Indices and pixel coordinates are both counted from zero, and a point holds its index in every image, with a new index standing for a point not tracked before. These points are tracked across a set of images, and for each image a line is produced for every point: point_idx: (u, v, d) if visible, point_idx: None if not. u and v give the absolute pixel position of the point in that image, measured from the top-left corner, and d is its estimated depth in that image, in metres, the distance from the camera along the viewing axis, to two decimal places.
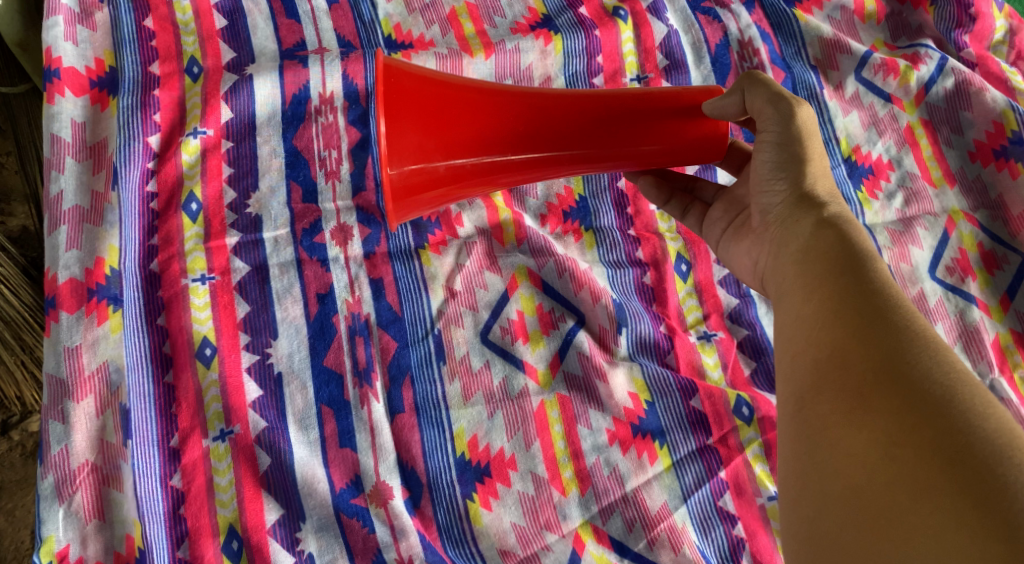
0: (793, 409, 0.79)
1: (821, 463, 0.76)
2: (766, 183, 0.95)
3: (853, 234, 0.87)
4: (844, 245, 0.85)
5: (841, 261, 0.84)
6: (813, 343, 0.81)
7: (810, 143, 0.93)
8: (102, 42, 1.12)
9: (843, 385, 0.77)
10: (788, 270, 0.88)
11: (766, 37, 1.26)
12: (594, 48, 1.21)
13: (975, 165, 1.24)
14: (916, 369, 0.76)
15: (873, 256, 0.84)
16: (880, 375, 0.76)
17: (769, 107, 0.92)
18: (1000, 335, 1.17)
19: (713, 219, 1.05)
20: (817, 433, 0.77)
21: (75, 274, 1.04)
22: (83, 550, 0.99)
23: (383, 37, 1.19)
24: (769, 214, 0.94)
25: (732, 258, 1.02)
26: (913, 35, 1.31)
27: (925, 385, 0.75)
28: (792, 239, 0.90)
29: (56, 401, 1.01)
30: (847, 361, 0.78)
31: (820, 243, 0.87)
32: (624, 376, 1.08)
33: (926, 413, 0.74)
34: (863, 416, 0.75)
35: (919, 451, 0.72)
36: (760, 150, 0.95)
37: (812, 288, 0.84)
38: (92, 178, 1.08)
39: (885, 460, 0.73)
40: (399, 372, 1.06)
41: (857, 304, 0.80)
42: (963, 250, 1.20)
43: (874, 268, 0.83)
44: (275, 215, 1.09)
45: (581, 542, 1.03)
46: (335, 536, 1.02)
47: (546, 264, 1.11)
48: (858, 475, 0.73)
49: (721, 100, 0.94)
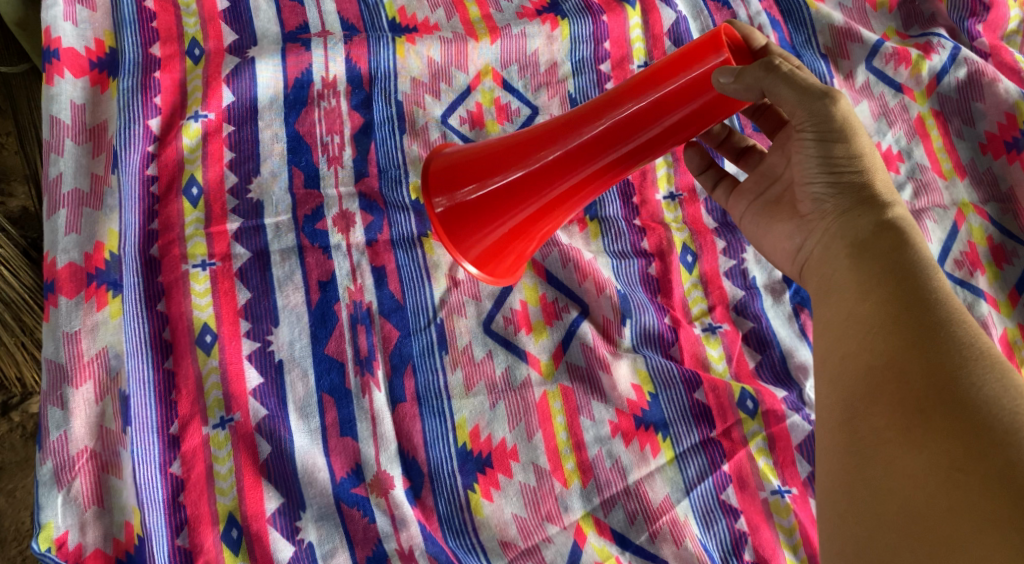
0: (845, 418, 0.80)
1: (875, 482, 0.76)
2: (812, 176, 0.93)
3: (914, 240, 0.86)
4: (900, 251, 0.85)
5: (900, 270, 0.84)
6: (867, 352, 0.81)
7: (857, 136, 0.90)
8: (102, 22, 1.10)
9: (901, 400, 0.77)
10: (839, 267, 0.88)
11: (776, 25, 1.25)
12: (601, 34, 1.20)
13: (986, 158, 1.22)
14: (980, 392, 0.76)
15: (932, 266, 0.85)
16: (941, 394, 0.76)
17: (802, 109, 0.88)
18: (1008, 330, 1.16)
19: (743, 191, 1.04)
20: (872, 447, 0.77)
21: (74, 259, 1.03)
22: (82, 536, 0.98)
23: (387, 21, 1.17)
24: (819, 208, 0.93)
25: (763, 236, 1.02)
26: (926, 24, 1.28)
27: (989, 410, 0.75)
28: (844, 236, 0.90)
29: (55, 387, 1.00)
30: (905, 375, 0.78)
31: (877, 243, 0.87)
32: (627, 367, 1.07)
33: (990, 440, 0.74)
34: (923, 435, 0.75)
35: (982, 479, 0.72)
36: (801, 138, 0.91)
37: (866, 289, 0.84)
38: (92, 161, 1.07)
39: (946, 484, 0.73)
40: (401, 361, 1.05)
41: (918, 317, 0.81)
42: (972, 243, 1.18)
43: (933, 278, 0.84)
44: (277, 201, 1.08)
45: (583, 534, 1.02)
46: (336, 526, 1.01)
47: (550, 254, 1.10)
48: (916, 498, 0.74)
49: (740, 88, 0.85)
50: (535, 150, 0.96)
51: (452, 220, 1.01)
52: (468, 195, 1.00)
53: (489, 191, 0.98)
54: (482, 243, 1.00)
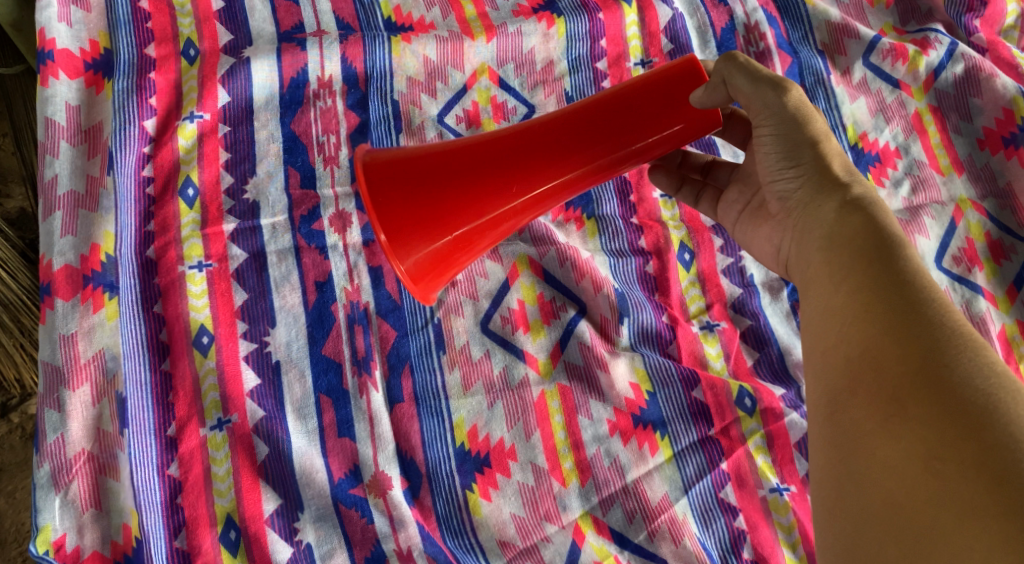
0: (827, 411, 0.79)
1: (859, 475, 0.76)
2: (775, 172, 0.92)
3: (883, 220, 0.85)
4: (872, 233, 0.84)
5: (872, 253, 0.83)
6: (843, 343, 0.80)
7: (814, 123, 0.90)
8: (96, 23, 1.10)
9: (878, 389, 0.76)
10: (814, 257, 0.87)
11: (773, 21, 1.24)
12: (598, 32, 1.19)
13: (984, 153, 1.22)
14: (954, 374, 0.75)
15: (904, 244, 0.83)
16: (916, 381, 0.75)
17: (761, 102, 0.89)
18: (1007, 326, 1.15)
19: (728, 201, 1.04)
20: (853, 440, 0.76)
21: (70, 261, 1.03)
22: (80, 539, 0.98)
23: (383, 20, 1.17)
24: (787, 200, 0.92)
25: (752, 242, 1.01)
26: (923, 19, 1.28)
27: (964, 393, 0.74)
28: (814, 223, 0.88)
29: (52, 389, 0.99)
30: (881, 363, 0.77)
31: (848, 227, 0.85)
32: (625, 365, 1.07)
33: (966, 425, 0.73)
34: (901, 425, 0.74)
35: (960, 467, 0.72)
36: (760, 138, 0.92)
37: (840, 277, 0.83)
38: (88, 163, 1.07)
39: (924, 474, 0.73)
40: (399, 361, 1.05)
41: (891, 300, 0.79)
42: (970, 239, 1.18)
43: (905, 257, 0.82)
44: (273, 202, 1.08)
45: (581, 533, 1.02)
46: (334, 527, 1.01)
47: (547, 253, 1.09)
48: (898, 490, 0.73)
49: (707, 92, 0.88)
50: (499, 157, 0.92)
51: (392, 218, 0.91)
52: (412, 193, 0.91)
53: (442, 193, 0.91)
54: (423, 250, 0.92)
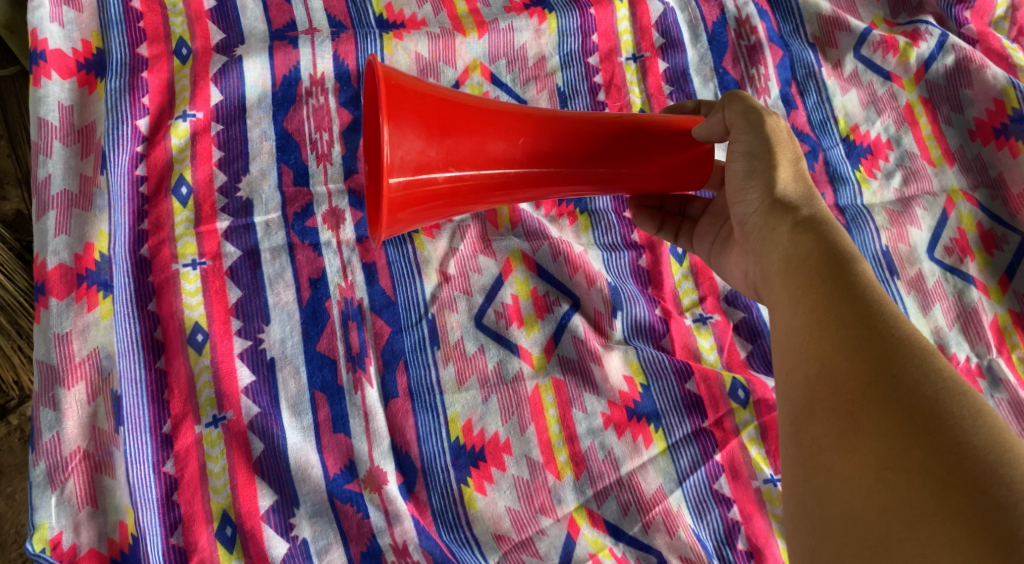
0: (791, 430, 0.78)
1: (819, 490, 0.74)
2: (739, 193, 0.93)
3: (833, 235, 0.85)
4: (824, 248, 0.84)
5: (824, 270, 0.82)
6: (801, 362, 0.79)
7: (784, 152, 0.91)
8: (88, 23, 1.10)
9: (833, 405, 0.76)
10: (774, 279, 0.87)
11: (764, 15, 1.24)
12: (589, 27, 1.20)
13: (975, 144, 1.22)
14: (904, 382, 0.74)
15: (855, 257, 0.83)
16: (868, 393, 0.75)
17: (741, 120, 0.91)
18: (999, 316, 1.16)
19: (700, 235, 1.05)
20: (812, 457, 0.75)
21: (64, 260, 1.03)
22: (77, 537, 0.98)
23: (375, 17, 1.17)
24: (746, 224, 0.93)
25: (723, 273, 1.02)
26: (914, 11, 1.28)
27: (912, 400, 0.74)
28: (772, 247, 0.88)
29: (47, 388, 1.00)
30: (836, 378, 0.76)
31: (802, 246, 0.85)
32: (619, 359, 1.07)
33: (916, 432, 0.72)
34: (855, 439, 0.74)
35: (912, 475, 0.71)
36: (731, 159, 0.93)
37: (797, 297, 0.83)
38: (81, 162, 1.07)
39: (877, 485, 0.72)
40: (393, 356, 1.05)
41: (843, 314, 0.79)
42: (962, 230, 1.18)
43: (857, 270, 0.82)
44: (266, 199, 1.08)
45: (576, 525, 1.02)
46: (329, 522, 1.01)
47: (540, 247, 1.10)
48: (855, 503, 0.72)
49: (707, 122, 0.95)
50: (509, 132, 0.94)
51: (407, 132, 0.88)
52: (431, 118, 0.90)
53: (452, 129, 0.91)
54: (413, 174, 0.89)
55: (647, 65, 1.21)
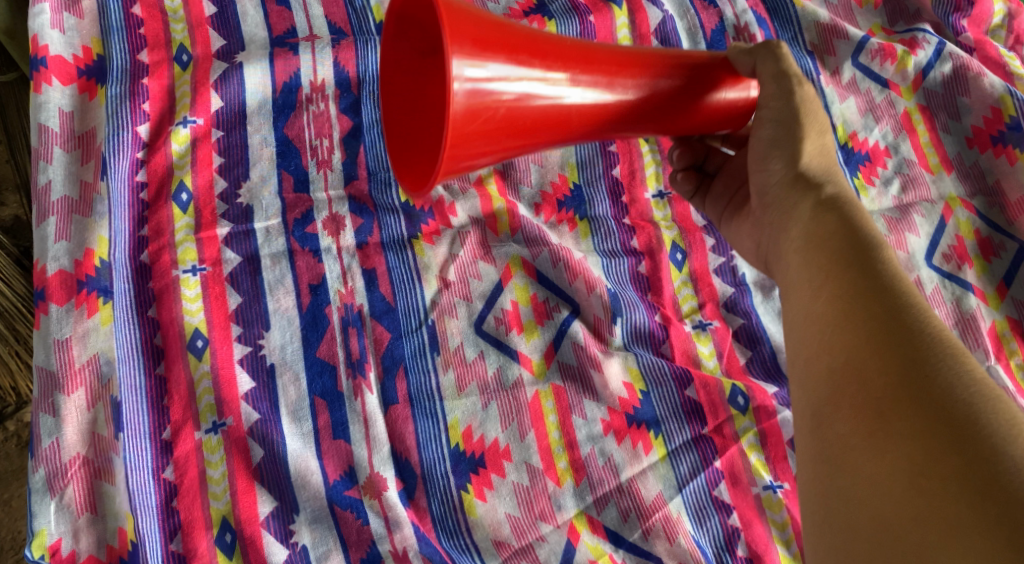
0: (814, 424, 0.77)
1: (846, 489, 0.73)
2: (760, 162, 0.94)
3: (859, 228, 0.85)
4: (851, 240, 0.84)
5: (851, 259, 0.83)
6: (825, 354, 0.79)
7: (811, 123, 0.92)
8: (90, 29, 1.10)
9: (862, 400, 0.75)
10: (796, 267, 0.87)
11: (762, 23, 1.25)
12: (588, 34, 1.20)
13: (973, 151, 1.23)
14: (936, 383, 0.74)
15: (883, 251, 0.83)
16: (899, 390, 0.74)
17: (772, 83, 0.90)
18: (997, 323, 1.16)
19: (716, 194, 1.06)
20: (839, 454, 0.75)
21: (64, 266, 1.03)
22: (76, 544, 0.98)
23: (375, 24, 1.18)
24: (766, 197, 0.94)
25: (738, 236, 1.02)
26: (912, 19, 1.29)
27: (945, 402, 0.73)
28: (795, 231, 0.89)
29: (46, 394, 1.00)
30: (865, 373, 0.76)
31: (827, 234, 0.86)
32: (618, 365, 1.07)
33: (949, 435, 0.72)
34: (886, 439, 0.73)
35: (945, 481, 0.70)
36: (759, 125, 0.92)
37: (819, 285, 0.83)
38: (81, 168, 1.07)
39: (910, 489, 0.71)
40: (393, 363, 1.06)
41: (871, 308, 0.79)
42: (960, 237, 1.19)
43: (884, 263, 0.82)
44: (266, 206, 1.08)
45: (576, 532, 1.02)
46: (329, 529, 1.01)
47: (540, 254, 1.10)
48: (884, 504, 0.71)
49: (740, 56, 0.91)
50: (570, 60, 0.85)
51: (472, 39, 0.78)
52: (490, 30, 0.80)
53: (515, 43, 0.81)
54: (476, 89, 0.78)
55: None
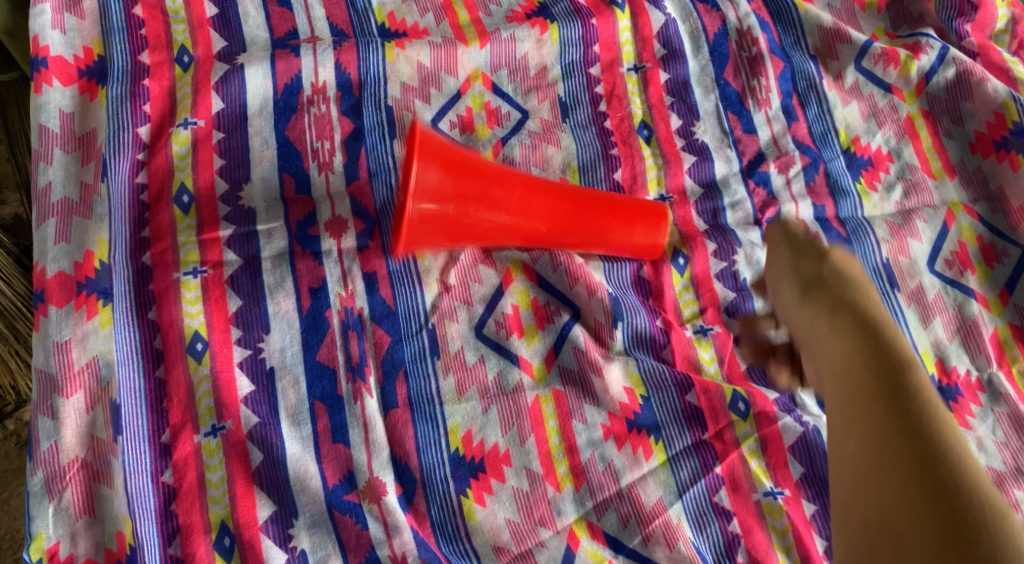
0: None
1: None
2: None
3: (907, 374, 0.87)
4: (892, 384, 0.86)
5: (890, 393, 0.85)
6: (862, 509, 0.82)
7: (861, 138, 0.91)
8: (90, 30, 1.10)
9: (885, 508, 0.80)
10: (838, 404, 0.88)
11: (765, 26, 1.25)
12: (590, 37, 1.20)
13: (976, 157, 1.22)
14: (969, 524, 0.77)
15: (928, 404, 0.85)
16: (917, 506, 0.78)
17: None
18: (999, 330, 1.15)
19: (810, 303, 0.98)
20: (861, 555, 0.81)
21: (63, 268, 1.03)
22: (74, 547, 0.98)
23: (377, 26, 1.18)
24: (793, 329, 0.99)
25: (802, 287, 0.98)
26: (915, 24, 1.28)
27: (965, 523, 0.77)
28: (828, 358, 0.92)
29: (45, 397, 0.99)
30: (885, 503, 0.80)
31: (867, 377, 0.88)
32: (619, 370, 1.07)
33: (961, 543, 0.76)
34: (908, 545, 0.77)
35: None
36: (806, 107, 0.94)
37: (851, 424, 0.86)
38: (82, 169, 1.07)
39: None
40: (393, 367, 1.05)
41: (907, 444, 0.82)
42: (962, 243, 1.18)
43: (926, 411, 0.84)
44: (267, 208, 1.08)
45: (576, 538, 1.02)
46: (328, 533, 1.00)
47: (540, 258, 1.10)
48: None
49: None
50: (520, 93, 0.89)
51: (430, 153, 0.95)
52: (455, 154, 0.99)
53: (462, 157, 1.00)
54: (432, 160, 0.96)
55: (648, 76, 1.21)
